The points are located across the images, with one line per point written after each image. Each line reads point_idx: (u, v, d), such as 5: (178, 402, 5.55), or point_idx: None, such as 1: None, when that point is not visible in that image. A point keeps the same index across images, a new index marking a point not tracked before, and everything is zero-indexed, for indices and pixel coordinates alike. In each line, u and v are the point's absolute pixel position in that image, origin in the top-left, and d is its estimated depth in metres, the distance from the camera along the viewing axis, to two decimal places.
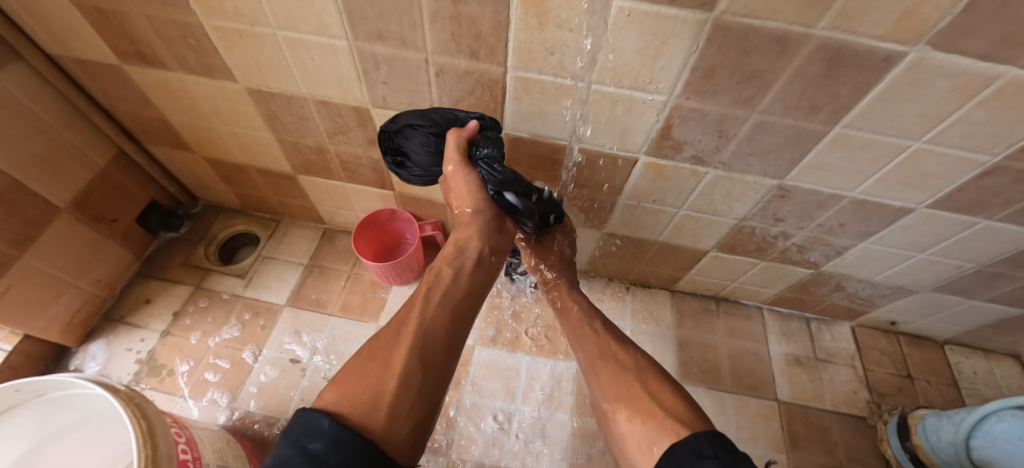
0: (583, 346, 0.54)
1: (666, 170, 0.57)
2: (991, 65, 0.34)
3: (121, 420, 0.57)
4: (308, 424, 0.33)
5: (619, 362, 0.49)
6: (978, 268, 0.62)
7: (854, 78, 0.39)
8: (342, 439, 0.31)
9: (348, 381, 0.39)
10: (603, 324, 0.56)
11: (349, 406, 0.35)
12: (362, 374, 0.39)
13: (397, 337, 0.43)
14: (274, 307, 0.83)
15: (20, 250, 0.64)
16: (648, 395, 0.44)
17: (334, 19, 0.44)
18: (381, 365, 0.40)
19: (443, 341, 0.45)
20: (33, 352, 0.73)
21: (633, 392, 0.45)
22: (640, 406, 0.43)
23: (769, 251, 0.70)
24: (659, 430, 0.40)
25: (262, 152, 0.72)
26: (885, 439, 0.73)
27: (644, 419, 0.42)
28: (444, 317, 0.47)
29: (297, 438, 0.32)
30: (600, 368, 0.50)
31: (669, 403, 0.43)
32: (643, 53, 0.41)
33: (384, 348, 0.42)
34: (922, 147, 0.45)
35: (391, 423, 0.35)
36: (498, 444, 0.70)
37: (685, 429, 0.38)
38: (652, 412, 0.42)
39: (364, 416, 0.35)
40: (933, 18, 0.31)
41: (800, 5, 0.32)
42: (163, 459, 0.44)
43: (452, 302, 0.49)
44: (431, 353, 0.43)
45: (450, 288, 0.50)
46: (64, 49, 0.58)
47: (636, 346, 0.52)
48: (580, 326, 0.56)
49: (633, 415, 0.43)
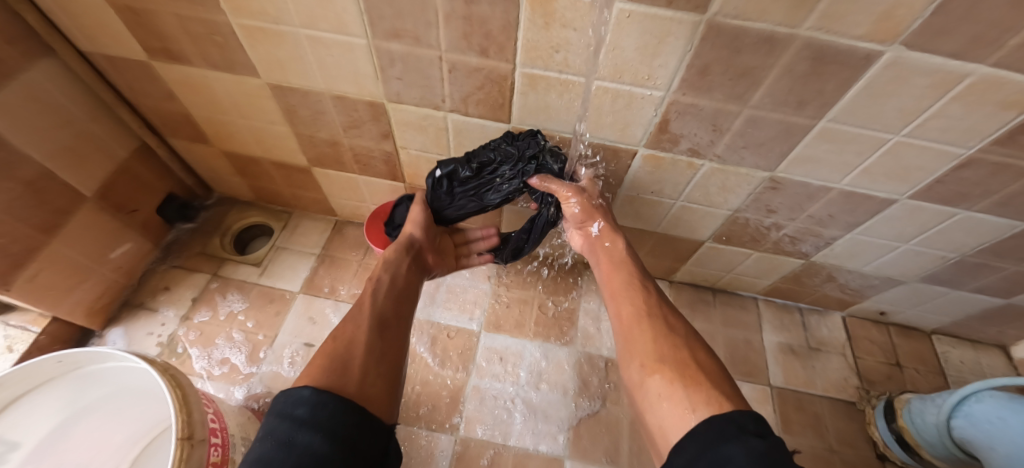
0: (623, 304, 0.54)
1: (664, 162, 0.60)
2: (963, 63, 0.37)
3: (157, 396, 0.61)
4: (289, 396, 0.38)
5: (666, 324, 0.49)
6: (962, 259, 0.65)
7: (838, 75, 0.42)
8: (322, 400, 0.37)
9: (319, 358, 0.45)
10: (655, 290, 0.55)
11: (324, 377, 0.41)
12: (333, 352, 0.46)
13: (358, 324, 0.51)
14: (287, 295, 0.87)
15: (49, 236, 0.67)
16: (693, 361, 0.43)
17: (354, 19, 0.48)
18: (345, 344, 0.47)
19: (392, 322, 0.54)
20: (58, 335, 0.76)
21: (678, 357, 0.44)
22: (686, 371, 0.42)
23: (763, 242, 0.73)
24: (701, 397, 0.38)
25: (278, 145, 0.76)
26: (874, 423, 0.76)
27: (686, 385, 0.41)
28: (393, 306, 0.57)
29: (282, 412, 0.37)
30: (644, 326, 0.49)
31: (712, 374, 0.42)
32: (642, 51, 0.44)
33: (349, 330, 0.50)
34: (903, 141, 0.48)
35: (359, 381, 0.42)
36: (504, 424, 0.73)
37: (730, 403, 0.37)
38: (696, 380, 0.41)
39: (338, 380, 0.41)
40: (908, 20, 0.35)
41: (785, 7, 0.36)
42: (196, 425, 0.47)
43: (398, 295, 0.59)
44: (385, 331, 0.52)
45: (394, 285, 0.60)
46: (94, 45, 0.61)
47: (679, 313, 0.52)
48: (626, 284, 0.56)
49: (676, 378, 0.42)
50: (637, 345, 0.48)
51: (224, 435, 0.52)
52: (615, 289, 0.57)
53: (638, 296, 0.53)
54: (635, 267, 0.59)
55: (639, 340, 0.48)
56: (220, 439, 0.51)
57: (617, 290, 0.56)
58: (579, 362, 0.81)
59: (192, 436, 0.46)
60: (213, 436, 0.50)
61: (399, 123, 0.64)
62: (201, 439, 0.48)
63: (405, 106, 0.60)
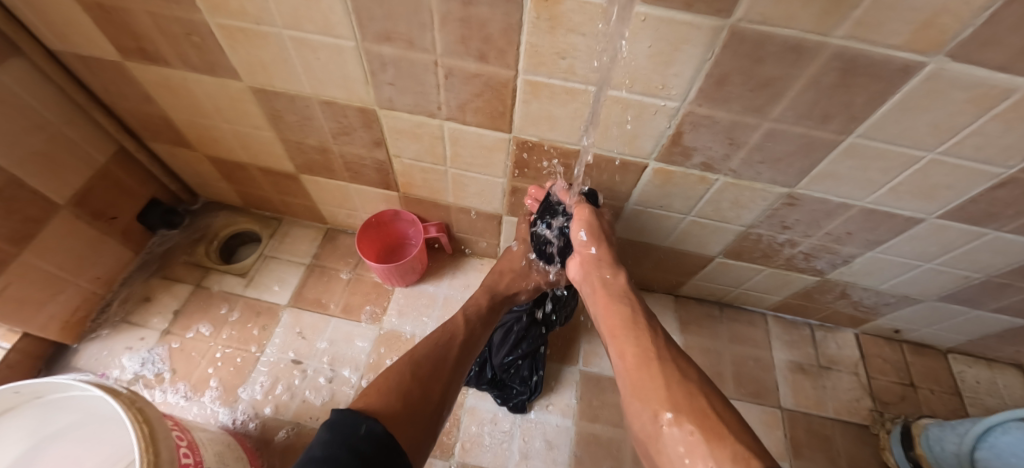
0: (625, 342, 0.51)
1: (674, 176, 0.57)
2: (1010, 77, 0.34)
3: (119, 422, 0.59)
4: (354, 424, 0.40)
5: (674, 366, 0.45)
6: (986, 278, 0.61)
7: (869, 87, 0.38)
8: (384, 443, 0.40)
9: (387, 387, 0.47)
10: (660, 330, 0.52)
11: (390, 414, 0.43)
12: (400, 385, 0.47)
13: (429, 361, 0.52)
14: (275, 307, 0.83)
15: (19, 248, 0.63)
16: (712, 411, 0.39)
17: (341, 19, 0.43)
18: (413, 381, 0.49)
19: (458, 374, 0.54)
20: (30, 350, 0.73)
21: (696, 406, 0.40)
22: (704, 423, 0.38)
23: (775, 258, 0.70)
24: (725, 453, 0.35)
25: (264, 151, 0.72)
26: (888, 448, 0.72)
27: (707, 437, 0.37)
28: (464, 355, 0.57)
29: (346, 434, 0.39)
30: (653, 369, 0.45)
31: (734, 426, 0.38)
32: (656, 58, 0.40)
33: (423, 368, 0.51)
34: (935, 158, 0.44)
35: (416, 427, 0.45)
36: (500, 448, 0.70)
37: (758, 460, 0.33)
38: (717, 432, 0.37)
39: (401, 426, 0.43)
40: (953, 29, 0.31)
41: (818, 13, 0.32)
42: (165, 463, 0.45)
43: (473, 344, 0.59)
44: (450, 378, 0.53)
45: (471, 333, 0.60)
46: (65, 45, 0.56)
47: (686, 353, 0.48)
48: (627, 321, 0.53)
49: (694, 429, 0.38)
50: (644, 389, 0.44)
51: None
52: (615, 327, 0.53)
53: (640, 335, 0.50)
54: (636, 305, 0.56)
55: (647, 384, 0.44)
56: None
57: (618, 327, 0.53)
58: (580, 382, 0.77)
59: None
60: None
61: (391, 131, 0.60)
62: None
63: (397, 113, 0.56)
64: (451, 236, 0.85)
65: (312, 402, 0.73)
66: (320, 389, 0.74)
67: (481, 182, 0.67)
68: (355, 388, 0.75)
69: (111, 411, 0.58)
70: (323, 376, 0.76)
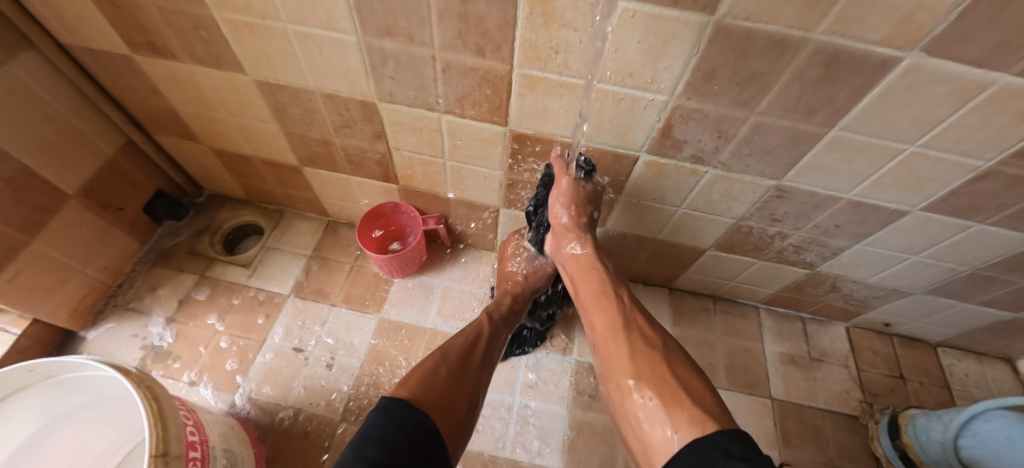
0: (597, 315, 0.53)
1: (666, 169, 0.58)
2: (985, 72, 0.35)
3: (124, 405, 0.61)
4: (406, 411, 0.41)
5: (643, 337, 0.47)
6: (972, 271, 0.62)
7: (851, 81, 0.39)
8: (434, 436, 0.41)
9: (424, 376, 0.47)
10: (632, 303, 0.53)
11: (434, 401, 0.45)
12: (437, 373, 0.49)
13: (460, 354, 0.54)
14: (277, 297, 0.85)
15: (29, 236, 0.65)
16: (673, 378, 0.41)
17: (344, 14, 0.45)
18: (450, 371, 0.50)
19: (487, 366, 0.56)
20: (39, 337, 0.75)
21: (658, 373, 0.42)
22: (665, 388, 0.40)
23: (766, 251, 0.71)
24: (682, 417, 0.37)
25: (268, 144, 0.73)
26: (876, 438, 0.74)
27: (667, 403, 0.39)
28: (489, 350, 0.59)
29: (399, 420, 0.40)
30: (622, 341, 0.47)
31: (694, 389, 0.40)
32: (646, 53, 0.42)
33: (455, 359, 0.52)
34: (917, 151, 0.46)
35: (458, 422, 0.45)
36: (497, 435, 0.71)
37: (713, 423, 0.35)
38: (677, 398, 0.39)
39: (445, 415, 0.44)
40: (929, 25, 0.32)
41: (799, 9, 0.33)
42: (172, 439, 0.47)
43: (495, 340, 0.61)
44: (479, 371, 0.54)
45: (493, 330, 0.62)
46: (75, 38, 0.58)
47: (657, 323, 0.50)
48: (599, 296, 0.54)
49: (654, 396, 0.40)
50: (612, 360, 0.46)
51: (204, 448, 0.52)
52: (587, 301, 0.55)
53: (612, 308, 0.52)
54: (609, 281, 0.56)
55: (615, 355, 0.46)
56: (199, 453, 0.50)
57: (589, 301, 0.55)
58: (576, 371, 0.79)
59: (166, 453, 0.45)
60: (192, 450, 0.49)
61: (392, 124, 0.62)
62: (177, 455, 0.46)
63: (398, 106, 0.58)
64: (449, 228, 0.86)
65: (312, 391, 0.75)
66: (320, 378, 0.76)
67: (479, 175, 0.69)
68: (356, 375, 0.76)
69: (120, 393, 0.60)
70: (324, 364, 0.78)
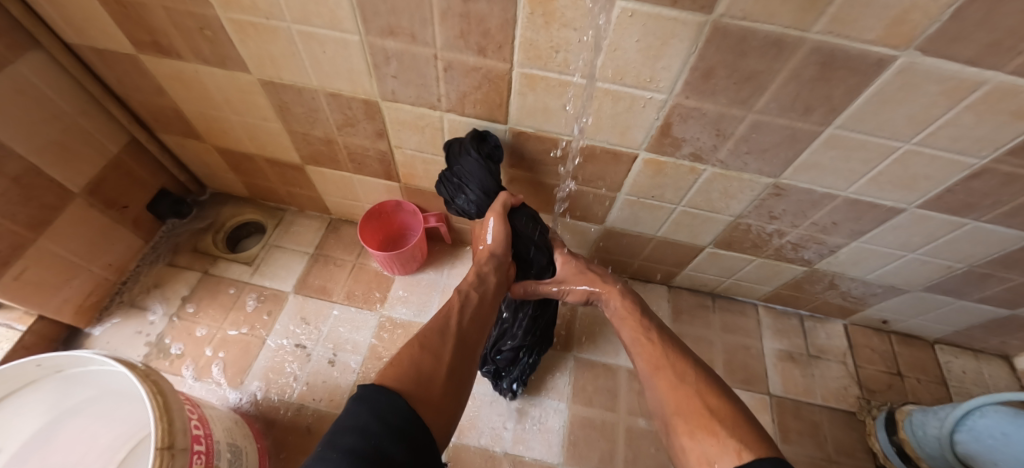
0: (635, 356, 0.56)
1: (665, 167, 0.59)
2: (979, 71, 0.36)
3: (131, 400, 0.63)
4: (385, 399, 0.40)
5: (677, 370, 0.50)
6: (968, 268, 0.63)
7: (847, 80, 0.40)
8: (414, 421, 0.40)
9: (404, 365, 0.47)
10: (663, 336, 0.56)
11: (411, 386, 0.44)
12: (418, 360, 0.48)
13: (442, 337, 0.52)
14: (280, 294, 0.86)
15: (36, 233, 0.66)
16: (708, 408, 0.44)
17: (348, 14, 0.46)
18: (428, 356, 0.49)
19: (467, 344, 0.54)
20: (45, 333, 0.75)
21: (694, 406, 0.45)
22: (700, 421, 0.43)
23: (765, 249, 0.72)
24: (720, 448, 0.40)
25: (272, 142, 0.74)
26: (873, 434, 0.75)
27: (705, 434, 0.42)
28: (470, 327, 0.56)
29: (376, 409, 0.39)
30: (657, 378, 0.50)
31: (728, 417, 0.42)
32: (645, 52, 0.42)
33: (432, 342, 0.51)
34: (912, 149, 0.47)
35: (439, 408, 0.44)
36: (497, 431, 0.72)
37: (748, 451, 0.38)
38: (712, 429, 0.42)
39: (425, 400, 0.43)
40: (922, 25, 0.33)
41: (795, 10, 0.34)
42: (178, 432, 0.48)
43: (477, 315, 0.58)
44: (461, 351, 0.53)
45: (471, 303, 0.58)
46: (82, 38, 0.59)
47: (693, 353, 0.53)
48: (634, 338, 0.57)
49: (694, 429, 0.43)
50: (655, 397, 0.50)
51: (208, 441, 0.52)
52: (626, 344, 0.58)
53: (646, 347, 0.55)
54: (644, 319, 0.59)
55: (656, 392, 0.50)
56: (203, 447, 0.51)
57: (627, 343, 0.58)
58: (575, 368, 0.79)
59: (173, 445, 0.46)
60: (196, 444, 0.50)
61: (394, 122, 0.63)
62: (183, 448, 0.47)
63: (400, 105, 0.59)
64: (450, 226, 0.87)
65: (314, 387, 0.75)
66: (323, 374, 0.77)
67: None
68: (358, 372, 0.77)
69: (126, 388, 0.61)
70: (326, 361, 0.78)
